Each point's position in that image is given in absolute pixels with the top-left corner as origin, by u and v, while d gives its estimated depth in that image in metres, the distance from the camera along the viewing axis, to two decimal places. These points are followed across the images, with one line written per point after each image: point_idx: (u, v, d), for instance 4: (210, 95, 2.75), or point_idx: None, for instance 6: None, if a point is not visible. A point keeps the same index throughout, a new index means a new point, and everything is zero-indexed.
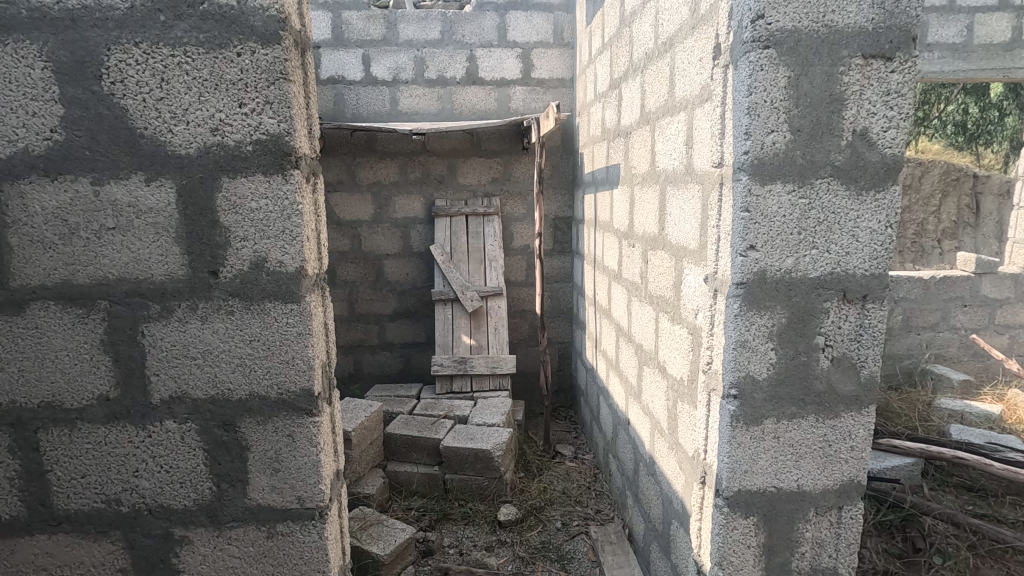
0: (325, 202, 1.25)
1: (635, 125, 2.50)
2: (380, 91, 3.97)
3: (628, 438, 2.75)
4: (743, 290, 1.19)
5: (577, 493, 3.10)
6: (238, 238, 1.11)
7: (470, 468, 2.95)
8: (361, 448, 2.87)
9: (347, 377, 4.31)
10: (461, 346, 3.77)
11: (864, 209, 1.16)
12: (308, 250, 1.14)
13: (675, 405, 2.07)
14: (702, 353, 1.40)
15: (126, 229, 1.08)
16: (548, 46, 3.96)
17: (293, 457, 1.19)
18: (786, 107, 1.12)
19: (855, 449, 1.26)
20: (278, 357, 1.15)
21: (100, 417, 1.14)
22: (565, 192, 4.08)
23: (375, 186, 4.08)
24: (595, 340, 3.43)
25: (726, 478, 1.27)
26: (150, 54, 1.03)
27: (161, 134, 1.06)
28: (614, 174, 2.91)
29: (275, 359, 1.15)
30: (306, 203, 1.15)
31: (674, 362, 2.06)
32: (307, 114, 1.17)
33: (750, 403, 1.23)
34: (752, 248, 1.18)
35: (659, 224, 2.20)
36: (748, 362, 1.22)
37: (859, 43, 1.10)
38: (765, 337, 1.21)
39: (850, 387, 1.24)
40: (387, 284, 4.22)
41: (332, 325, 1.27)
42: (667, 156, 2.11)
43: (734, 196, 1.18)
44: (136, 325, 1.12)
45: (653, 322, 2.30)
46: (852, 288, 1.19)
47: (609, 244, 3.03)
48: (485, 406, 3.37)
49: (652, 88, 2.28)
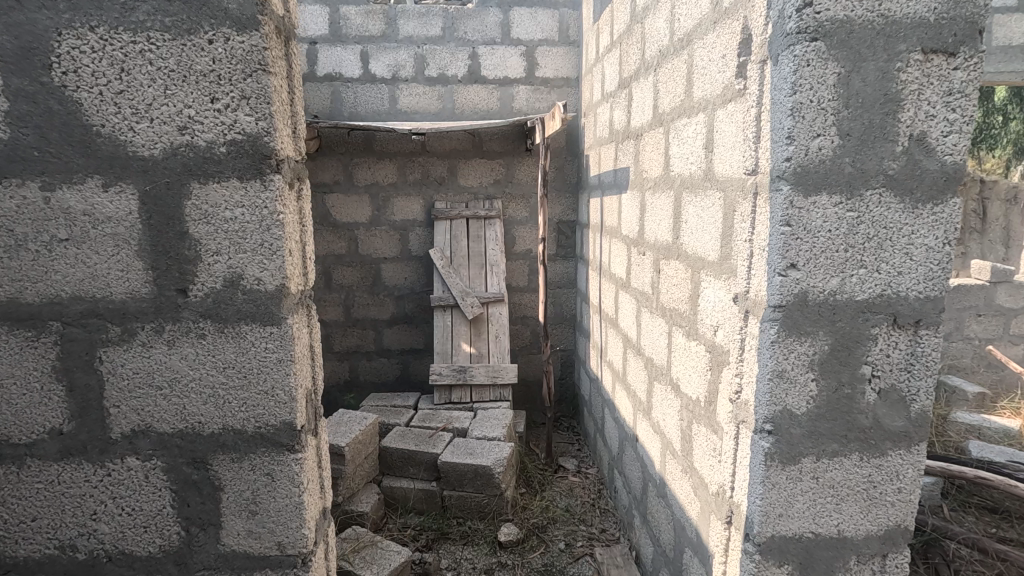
0: (310, 209, 1.12)
1: (647, 127, 2.37)
2: (379, 89, 3.83)
3: (636, 456, 2.62)
4: (782, 313, 1.06)
5: (581, 511, 2.96)
6: (210, 251, 0.97)
7: (469, 485, 2.81)
8: (356, 463, 2.73)
9: (342, 384, 4.18)
10: (460, 354, 3.63)
11: (920, 224, 1.03)
12: (290, 266, 1.00)
13: (690, 426, 1.94)
14: (730, 381, 1.26)
15: (81, 241, 0.95)
16: (553, 44, 3.83)
17: (272, 498, 1.05)
18: (834, 108, 0.99)
19: (902, 492, 1.13)
20: (256, 386, 1.02)
21: (52, 453, 1.00)
22: (570, 195, 3.96)
23: (373, 187, 3.95)
24: (600, 350, 3.29)
25: (758, 523, 1.14)
26: (108, 40, 0.89)
27: (120, 133, 0.92)
28: (623, 177, 2.77)
29: (252, 388, 1.02)
30: (289, 212, 1.01)
31: (690, 381, 1.93)
32: (290, 111, 1.03)
33: (787, 440, 1.10)
34: (793, 266, 1.04)
35: (673, 233, 2.07)
36: (784, 395, 1.09)
37: (919, 36, 0.97)
38: (805, 367, 1.08)
39: (899, 422, 1.10)
40: (384, 289, 4.08)
41: (318, 348, 1.14)
42: (683, 160, 1.98)
43: (772, 207, 1.04)
44: (92, 350, 0.98)
45: (665, 337, 2.17)
46: (904, 313, 1.06)
47: (617, 251, 2.89)
48: (485, 419, 3.23)
49: (666, 89, 2.14)
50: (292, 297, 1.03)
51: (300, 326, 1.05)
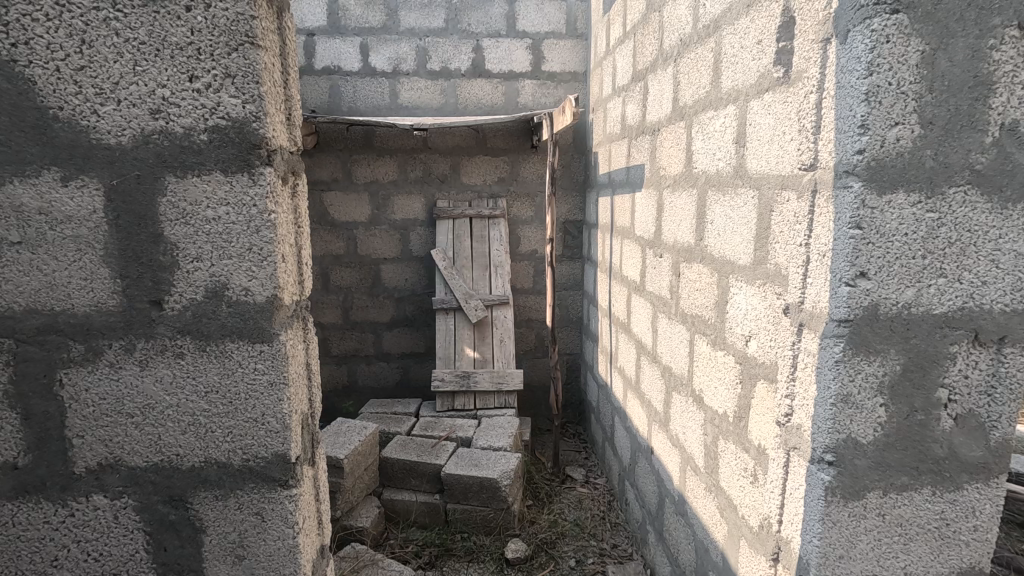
0: (306, 209, 0.98)
1: (665, 121, 2.23)
2: (379, 82, 3.69)
3: (651, 468, 2.49)
4: (849, 328, 0.93)
5: (591, 525, 2.83)
6: (190, 257, 0.83)
7: (474, 498, 2.68)
8: (355, 476, 2.58)
9: (340, 389, 4.04)
10: (464, 359, 3.47)
11: (1010, 226, 0.89)
12: (283, 274, 0.86)
13: (715, 442, 1.81)
14: (778, 402, 1.12)
15: (36, 244, 0.80)
16: (560, 37, 3.69)
17: (261, 541, 0.92)
18: (916, 92, 0.86)
19: (977, 530, 1.00)
20: (243, 413, 0.87)
21: (5, 492, 0.86)
22: (577, 194, 3.82)
23: (372, 185, 3.81)
24: (610, 355, 3.16)
25: (815, 566, 1.01)
26: (64, 6, 0.75)
27: (80, 116, 0.78)
28: (637, 175, 2.64)
29: (239, 416, 0.88)
30: (283, 211, 0.88)
31: (715, 393, 1.80)
32: (283, 96, 0.90)
33: (851, 471, 0.97)
34: (863, 275, 0.91)
35: (696, 233, 1.94)
36: (850, 422, 0.95)
37: (1016, 8, 0.84)
38: (874, 390, 0.95)
39: (977, 452, 0.97)
40: (384, 291, 3.94)
41: (315, 365, 1.00)
42: (708, 156, 1.84)
43: (838, 207, 0.92)
44: (52, 372, 0.84)
45: (686, 344, 2.04)
46: (988, 328, 0.93)
47: (629, 252, 2.76)
48: (491, 428, 3.08)
49: (688, 80, 2.01)
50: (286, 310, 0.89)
51: (294, 342, 0.91)
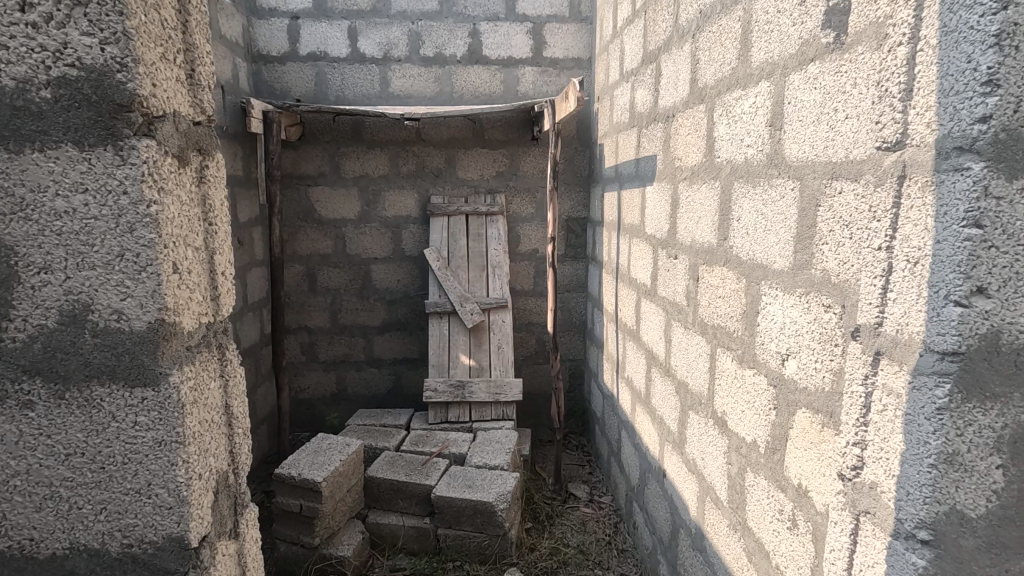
0: (202, 193, 1.05)
1: (681, 105, 1.98)
2: (368, 70, 3.44)
3: (663, 492, 2.24)
4: (958, 365, 0.80)
5: (595, 551, 2.59)
6: (43, 270, 0.89)
7: (467, 523, 2.43)
8: (335, 500, 2.34)
9: (329, 397, 3.81)
10: (459, 368, 3.22)
11: None
12: (164, 297, 0.93)
13: (740, 475, 1.57)
14: (850, 454, 0.99)
15: None
16: (563, 21, 3.43)
17: None
18: None
19: None
20: (125, 470, 0.96)
21: None
22: (581, 190, 3.58)
23: (362, 180, 3.56)
24: (617, 364, 2.91)
25: None
26: None
27: None
28: (647, 167, 2.39)
29: (120, 473, 0.96)
30: (170, 214, 0.94)
31: (742, 419, 1.56)
32: (171, 58, 0.96)
33: (953, 554, 0.83)
34: (979, 292, 0.77)
35: (719, 233, 1.69)
36: (956, 486, 0.81)
37: None
38: (991, 447, 0.79)
39: None
40: (375, 293, 3.70)
41: (213, 401, 1.07)
42: (734, 143, 1.59)
43: (953, 199, 0.79)
44: None
45: (705, 359, 1.79)
46: None
47: (638, 253, 2.52)
48: (487, 444, 2.83)
49: (710, 57, 1.75)
50: (175, 319, 0.96)
51: (188, 384, 0.98)
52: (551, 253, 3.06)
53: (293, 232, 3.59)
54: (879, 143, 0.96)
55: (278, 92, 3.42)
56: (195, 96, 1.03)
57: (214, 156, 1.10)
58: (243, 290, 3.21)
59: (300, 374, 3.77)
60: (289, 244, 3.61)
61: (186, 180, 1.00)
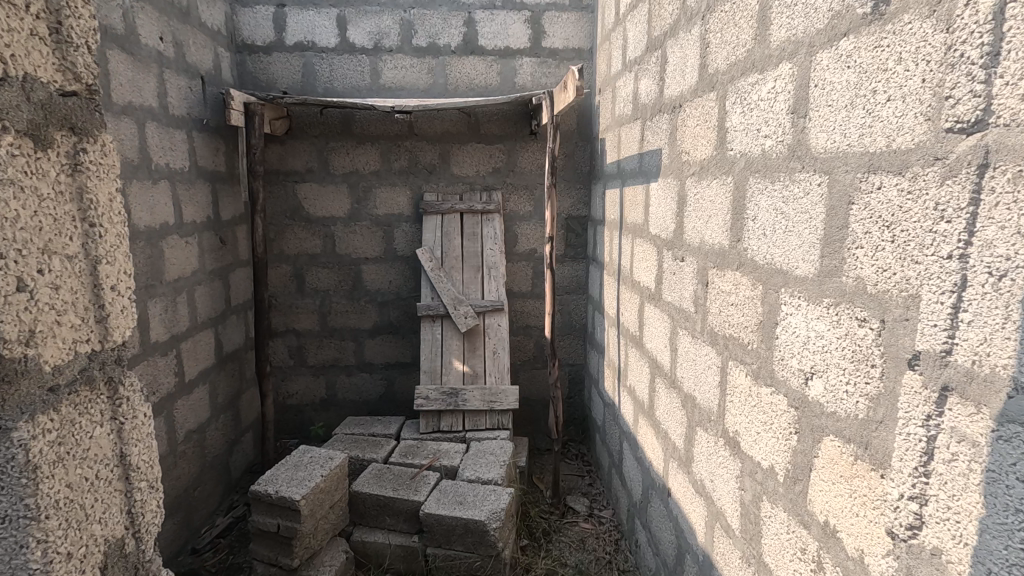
0: (71, 184, 0.89)
1: (690, 94, 1.82)
2: (358, 60, 3.28)
3: (667, 512, 2.09)
4: None
5: (595, 571, 2.44)
6: None
7: (458, 542, 2.28)
8: (316, 518, 2.18)
9: (318, 402, 3.66)
10: (452, 374, 3.06)
11: None
12: (10, 324, 0.77)
13: (754, 503, 1.41)
14: (906, 513, 0.89)
15: None
16: (563, 9, 3.26)
17: None
18: None
19: None
20: None
21: None
22: (581, 186, 3.41)
23: (353, 176, 3.41)
24: (619, 371, 2.76)
25: None
26: None
27: None
28: (652, 162, 2.23)
29: None
30: (18, 217, 0.78)
31: (756, 441, 1.40)
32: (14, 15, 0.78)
33: None
34: None
35: (731, 233, 1.53)
36: None
37: None
38: None
39: None
40: (366, 295, 3.55)
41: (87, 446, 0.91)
42: (749, 134, 1.43)
43: None
44: None
45: (715, 372, 1.63)
46: None
47: (642, 254, 2.36)
48: (480, 456, 2.67)
49: (721, 39, 1.59)
50: (22, 353, 0.80)
51: (43, 437, 0.82)
52: (549, 254, 2.90)
53: (280, 231, 3.44)
54: (948, 124, 0.82)
55: (263, 84, 3.27)
56: (61, 56, 0.87)
57: (94, 135, 0.94)
58: (226, 291, 3.06)
59: (288, 378, 3.62)
60: (276, 244, 3.45)
61: (44, 164, 0.83)
